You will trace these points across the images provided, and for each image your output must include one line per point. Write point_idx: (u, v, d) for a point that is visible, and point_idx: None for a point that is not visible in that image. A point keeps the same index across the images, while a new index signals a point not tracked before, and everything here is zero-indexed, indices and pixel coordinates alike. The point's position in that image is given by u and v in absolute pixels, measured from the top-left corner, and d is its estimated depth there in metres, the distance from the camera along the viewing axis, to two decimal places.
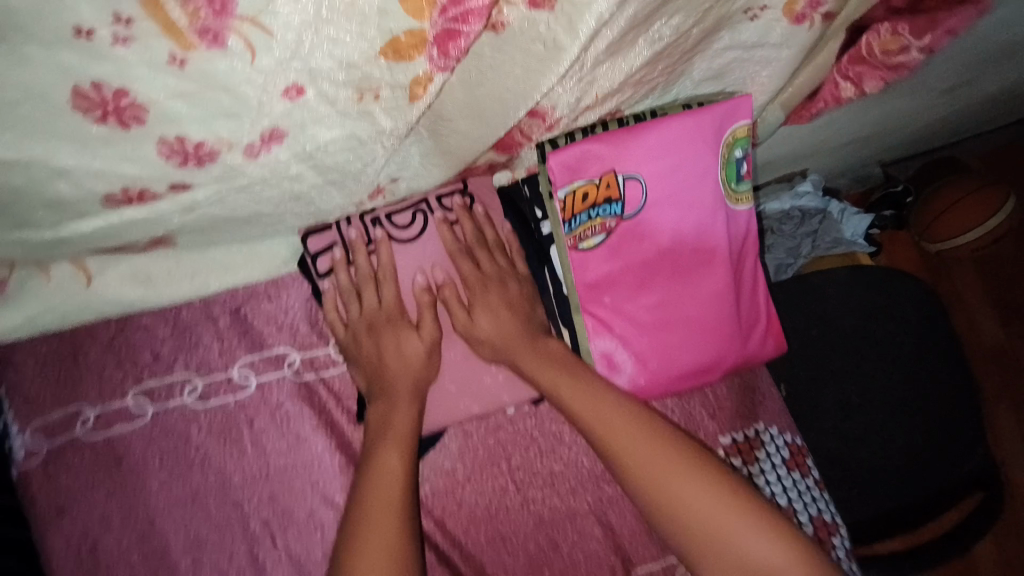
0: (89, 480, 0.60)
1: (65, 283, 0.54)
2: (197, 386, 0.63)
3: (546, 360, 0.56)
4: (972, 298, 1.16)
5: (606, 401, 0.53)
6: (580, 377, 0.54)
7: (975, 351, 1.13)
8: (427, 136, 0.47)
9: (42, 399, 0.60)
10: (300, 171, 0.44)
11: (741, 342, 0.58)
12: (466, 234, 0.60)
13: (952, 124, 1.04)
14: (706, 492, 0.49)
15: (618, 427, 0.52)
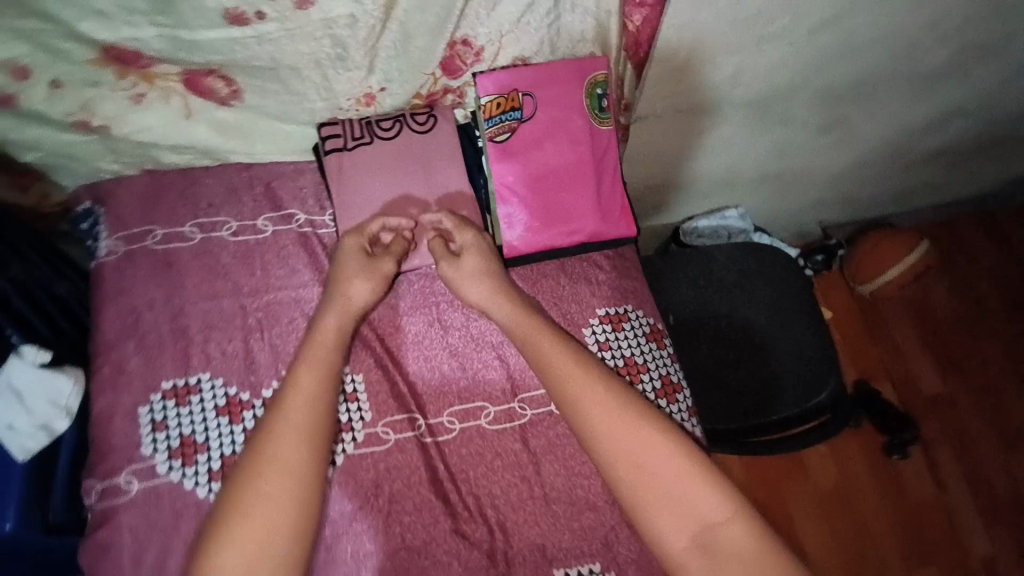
0: (146, 273, 0.87)
1: (177, 109, 0.84)
2: (233, 226, 0.91)
3: (568, 367, 0.78)
4: (900, 329, 1.64)
5: (616, 403, 0.75)
6: (597, 384, 0.76)
7: (894, 363, 1.60)
8: (400, 35, 0.78)
9: (130, 219, 0.89)
10: (322, 35, 0.76)
11: (600, 218, 0.90)
12: (428, 138, 0.89)
13: (863, 182, 1.48)
14: (614, 411, 0.74)
15: (625, 421, 0.73)
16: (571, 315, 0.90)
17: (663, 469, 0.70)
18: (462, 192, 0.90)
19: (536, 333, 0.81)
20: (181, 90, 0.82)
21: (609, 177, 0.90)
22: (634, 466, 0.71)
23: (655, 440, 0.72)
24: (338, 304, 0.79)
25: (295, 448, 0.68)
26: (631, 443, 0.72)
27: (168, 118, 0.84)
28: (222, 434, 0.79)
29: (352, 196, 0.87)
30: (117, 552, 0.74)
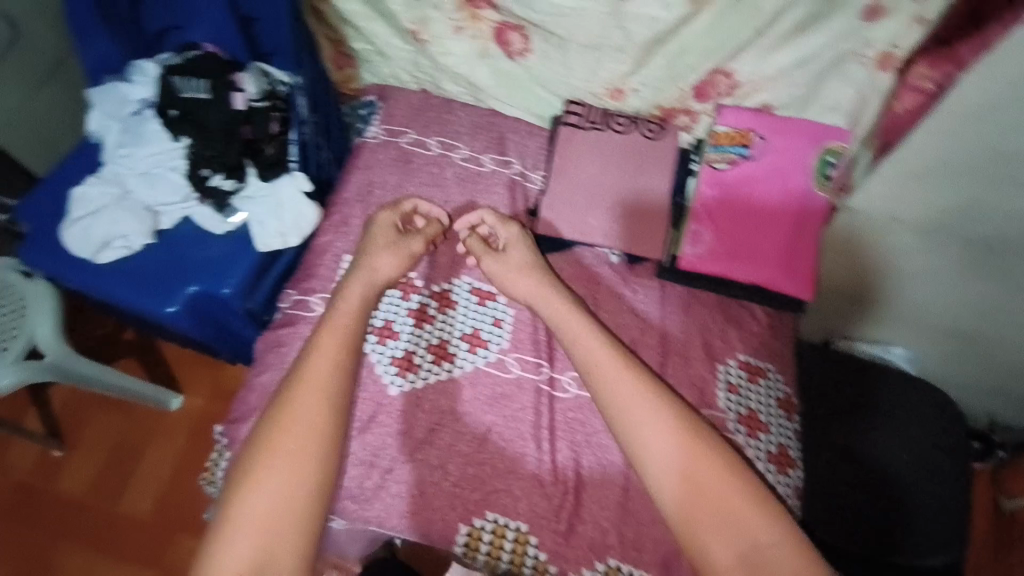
0: (390, 162, 1.07)
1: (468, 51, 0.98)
2: (464, 153, 1.08)
3: (617, 374, 0.79)
4: None
5: (662, 415, 0.76)
6: (643, 392, 0.78)
7: None
8: (671, 48, 0.86)
9: (396, 118, 1.10)
10: (611, 30, 0.87)
11: (783, 272, 0.86)
12: (650, 144, 0.99)
13: None
14: (657, 420, 0.75)
15: (671, 434, 0.74)
16: (712, 347, 0.93)
17: (705, 481, 0.71)
18: (661, 199, 0.97)
19: (586, 334, 0.84)
20: (487, 36, 0.95)
21: (810, 237, 0.87)
22: (675, 476, 0.72)
23: (695, 450, 0.73)
24: (372, 275, 0.88)
25: (313, 407, 0.74)
26: (671, 453, 0.73)
27: (465, 52, 0.98)
28: (394, 304, 0.95)
29: (569, 168, 1.00)
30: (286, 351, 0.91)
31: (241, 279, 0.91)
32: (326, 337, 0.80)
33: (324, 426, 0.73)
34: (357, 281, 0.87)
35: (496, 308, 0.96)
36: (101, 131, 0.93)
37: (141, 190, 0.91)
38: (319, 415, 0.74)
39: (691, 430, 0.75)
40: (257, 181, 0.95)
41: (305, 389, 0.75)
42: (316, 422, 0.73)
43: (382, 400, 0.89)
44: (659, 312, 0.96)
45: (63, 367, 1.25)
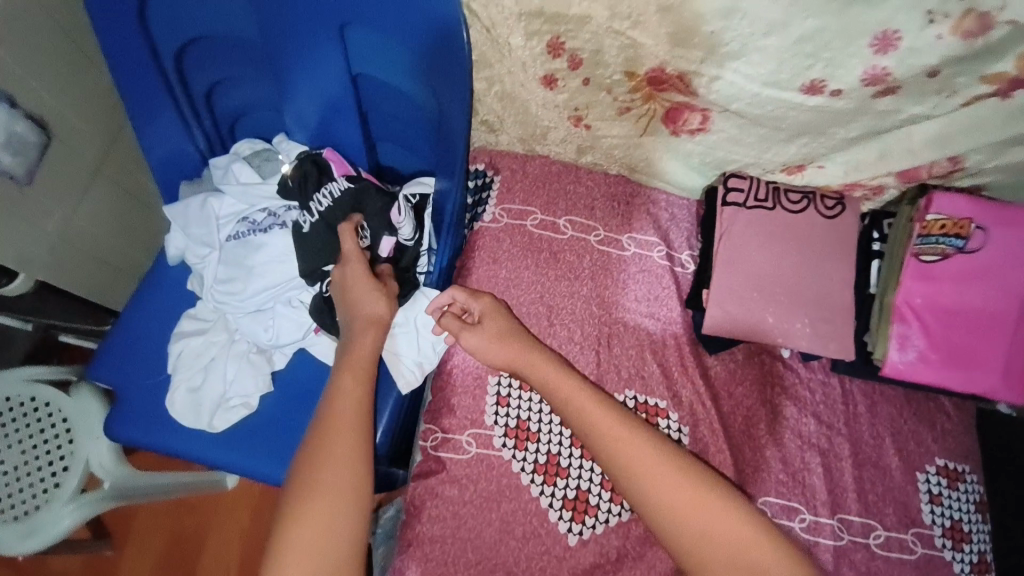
0: (520, 252, 0.92)
1: (627, 125, 0.85)
2: (600, 234, 0.94)
3: (605, 420, 0.69)
4: None
5: (656, 455, 0.67)
6: (635, 435, 0.68)
7: None
8: (899, 137, 0.76)
9: (517, 195, 0.95)
10: (840, 129, 0.76)
11: (1002, 379, 0.79)
12: (827, 223, 0.87)
13: None
14: (654, 462, 0.66)
15: (666, 476, 0.65)
16: (907, 452, 0.85)
17: (700, 513, 0.64)
18: (844, 289, 0.86)
19: (578, 390, 0.72)
20: (658, 117, 0.82)
21: None
22: (671, 514, 0.64)
23: (682, 482, 0.65)
24: (364, 325, 0.70)
25: (333, 463, 0.62)
26: (678, 501, 0.64)
27: (626, 131, 0.86)
28: (554, 433, 0.82)
29: (735, 254, 0.88)
30: (444, 501, 0.80)
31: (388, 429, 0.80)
32: (345, 375, 0.68)
33: (348, 476, 0.61)
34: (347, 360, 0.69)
35: (669, 426, 0.85)
36: (190, 260, 0.75)
37: (250, 330, 0.74)
38: (342, 465, 0.62)
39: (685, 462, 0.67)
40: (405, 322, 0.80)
41: (325, 444, 0.63)
42: (339, 473, 0.61)
43: (561, 554, 0.78)
44: (846, 415, 0.87)
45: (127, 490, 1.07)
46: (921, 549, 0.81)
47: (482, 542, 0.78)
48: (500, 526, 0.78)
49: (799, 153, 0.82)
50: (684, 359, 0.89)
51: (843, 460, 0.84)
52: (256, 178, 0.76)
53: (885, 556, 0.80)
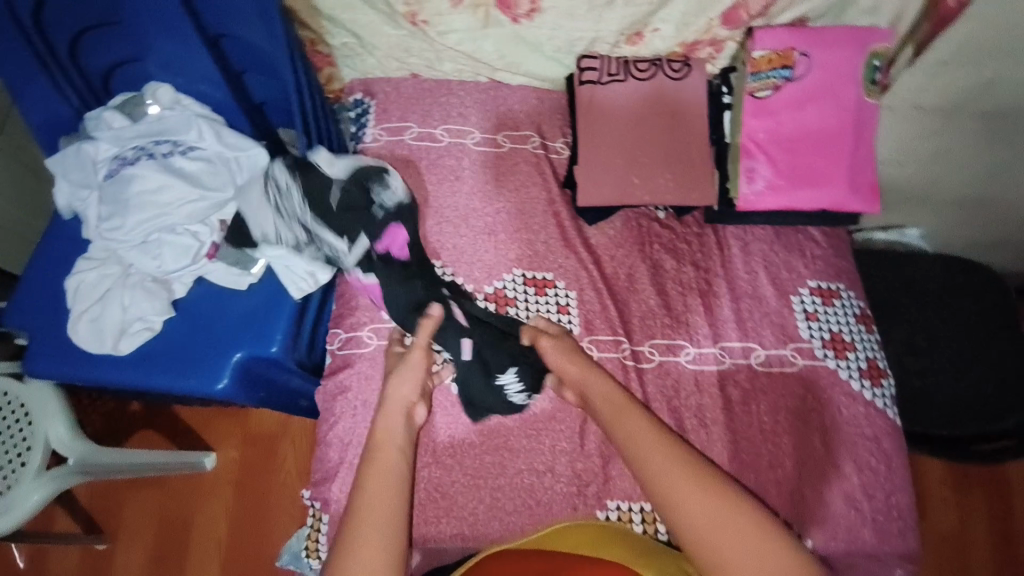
0: (402, 163, 0.99)
1: (472, 20, 0.91)
2: (476, 136, 1.00)
3: (634, 425, 0.68)
4: None
5: (681, 459, 0.63)
6: (661, 437, 0.65)
7: None
8: None
9: (393, 113, 1.01)
10: None
11: (849, 189, 0.85)
12: (676, 84, 0.93)
13: None
14: (675, 467, 0.62)
15: (682, 480, 0.61)
16: (780, 280, 0.93)
17: (693, 500, 0.59)
18: (701, 142, 0.93)
19: (611, 396, 0.72)
20: (491, 5, 0.89)
21: (867, 151, 0.86)
22: (667, 496, 0.60)
23: (715, 501, 0.58)
24: (398, 402, 0.73)
25: (380, 494, 0.62)
26: (699, 509, 0.58)
27: (468, 24, 0.92)
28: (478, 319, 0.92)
29: (595, 129, 0.94)
30: (354, 393, 0.85)
31: (286, 333, 0.82)
32: (383, 430, 0.70)
33: (392, 507, 0.61)
34: (383, 421, 0.70)
35: (557, 292, 0.92)
36: (75, 206, 0.82)
37: (142, 262, 0.80)
38: (390, 497, 0.62)
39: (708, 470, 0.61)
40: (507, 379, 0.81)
41: (371, 476, 0.63)
42: (387, 505, 0.61)
43: (467, 419, 0.85)
44: (722, 258, 0.95)
45: (94, 465, 1.07)
46: (801, 361, 0.88)
47: None
48: None
49: (630, 13, 0.89)
50: (567, 234, 0.95)
51: (720, 297, 0.93)
52: (127, 123, 0.84)
53: (766, 372, 0.88)
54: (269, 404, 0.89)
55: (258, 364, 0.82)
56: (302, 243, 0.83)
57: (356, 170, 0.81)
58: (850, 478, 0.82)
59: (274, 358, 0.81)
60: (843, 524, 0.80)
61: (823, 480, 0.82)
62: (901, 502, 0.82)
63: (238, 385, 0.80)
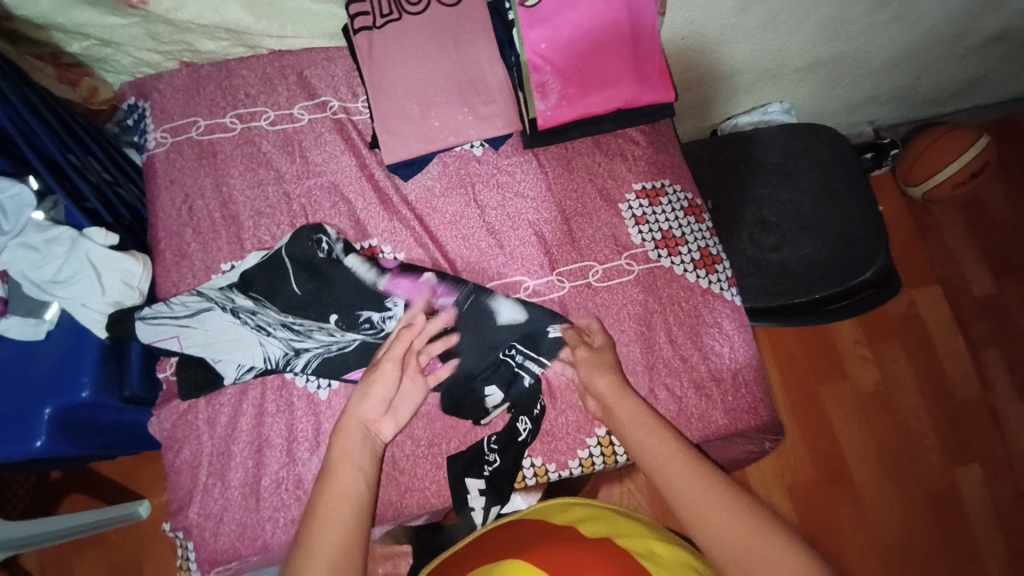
0: (196, 162, 0.91)
1: None
2: (270, 115, 0.93)
3: (680, 457, 0.64)
4: (956, 249, 1.57)
5: (720, 496, 0.60)
6: (702, 474, 0.63)
7: (918, 290, 1.52)
8: None
9: (173, 111, 0.93)
10: None
11: (638, 82, 0.87)
12: (454, 11, 0.87)
13: (900, 91, 1.46)
14: (719, 504, 0.59)
15: (717, 514, 0.58)
16: (607, 191, 0.92)
17: (724, 521, 0.58)
18: (495, 67, 0.88)
19: (652, 431, 0.68)
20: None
21: (647, 40, 0.87)
22: (702, 521, 0.59)
23: (758, 542, 0.56)
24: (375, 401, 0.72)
25: (346, 473, 0.65)
26: (744, 549, 0.55)
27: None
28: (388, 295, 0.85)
29: (382, 77, 0.87)
30: (197, 411, 0.83)
31: (96, 378, 0.83)
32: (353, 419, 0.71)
33: (363, 490, 0.64)
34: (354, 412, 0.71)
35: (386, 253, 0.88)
36: None
37: None
38: (351, 485, 0.64)
39: (740, 504, 0.59)
40: (479, 484, 0.82)
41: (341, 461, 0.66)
42: (357, 486, 0.64)
43: (317, 410, 0.82)
44: (548, 182, 0.92)
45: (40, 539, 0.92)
46: (638, 266, 0.88)
47: (240, 432, 0.82)
48: (254, 415, 0.82)
49: None
50: (386, 197, 0.91)
51: (551, 221, 0.90)
52: None
53: (605, 287, 0.88)
54: (112, 444, 0.90)
55: (78, 413, 0.83)
56: (232, 311, 0.83)
57: (292, 235, 0.83)
58: (697, 367, 0.86)
59: (88, 402, 0.82)
60: (697, 413, 0.84)
61: (672, 376, 0.85)
62: (748, 376, 0.87)
63: (58, 438, 0.81)
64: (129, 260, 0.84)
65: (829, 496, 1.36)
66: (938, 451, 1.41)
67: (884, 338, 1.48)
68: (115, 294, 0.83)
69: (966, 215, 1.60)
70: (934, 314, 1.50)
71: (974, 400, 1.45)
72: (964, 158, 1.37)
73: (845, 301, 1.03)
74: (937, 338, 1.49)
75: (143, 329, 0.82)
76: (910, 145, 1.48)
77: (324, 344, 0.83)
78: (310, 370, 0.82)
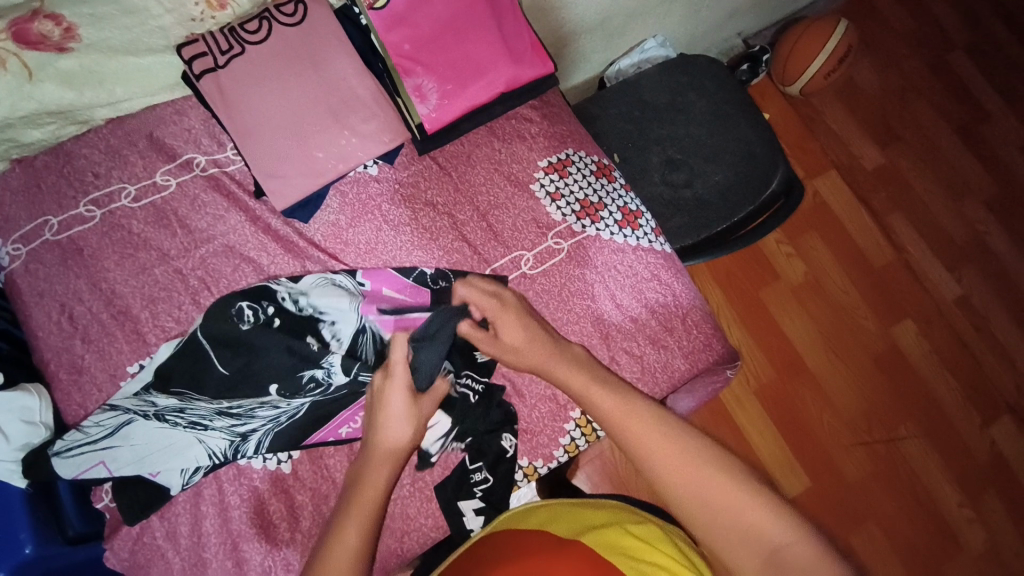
0: (60, 265, 0.80)
1: (11, 74, 0.74)
2: (131, 191, 0.82)
3: (602, 382, 0.72)
4: (843, 134, 1.68)
5: (641, 415, 0.67)
6: (624, 396, 0.70)
7: (822, 181, 1.62)
8: None
9: (16, 216, 0.81)
10: None
11: (513, 61, 0.85)
12: (300, 30, 0.80)
13: (757, 0, 1.52)
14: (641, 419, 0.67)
15: (639, 425, 0.66)
16: (515, 175, 0.90)
17: (647, 431, 0.65)
18: (362, 78, 0.82)
19: (575, 370, 0.74)
20: (14, 48, 0.72)
21: (509, 17, 0.85)
22: (630, 436, 0.66)
23: (675, 442, 0.64)
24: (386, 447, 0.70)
25: (359, 522, 0.64)
26: (664, 450, 0.63)
27: (12, 85, 0.75)
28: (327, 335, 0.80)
29: (243, 119, 0.79)
30: (153, 530, 0.76)
31: (34, 529, 0.74)
32: (376, 466, 0.69)
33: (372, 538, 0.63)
34: (376, 459, 0.69)
35: (304, 301, 0.80)
36: None
37: None
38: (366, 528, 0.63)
39: (659, 416, 0.67)
40: (473, 504, 0.81)
41: (357, 512, 0.64)
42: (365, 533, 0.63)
43: (285, 485, 0.77)
44: (454, 183, 0.88)
45: None
46: (567, 242, 0.88)
47: (208, 536, 0.75)
48: (217, 513, 0.76)
49: None
50: (291, 244, 0.84)
51: (469, 221, 0.87)
52: None
53: (541, 272, 0.86)
54: None
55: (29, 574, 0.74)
56: (160, 416, 0.75)
57: (211, 310, 0.77)
58: (648, 322, 0.87)
59: (35, 556, 0.74)
60: (660, 365, 0.86)
61: (628, 339, 0.86)
62: (696, 316, 0.90)
63: None
64: (24, 394, 0.75)
65: (791, 388, 1.46)
66: (874, 319, 1.54)
67: (804, 234, 1.57)
68: (21, 437, 0.74)
69: (842, 100, 1.70)
70: (839, 198, 1.61)
71: (889, 262, 1.58)
72: (829, 48, 1.45)
73: (763, 214, 1.08)
74: (848, 219, 1.59)
75: (62, 466, 0.73)
76: (779, 48, 1.54)
77: (271, 419, 0.77)
78: (265, 449, 0.77)
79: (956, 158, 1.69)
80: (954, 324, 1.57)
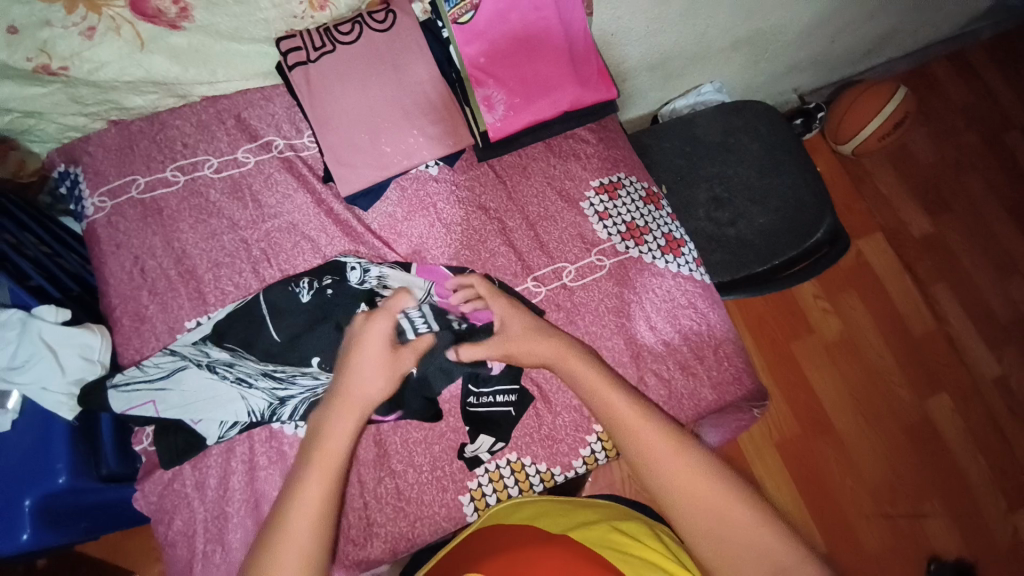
0: (140, 222, 0.87)
1: (125, 41, 0.81)
2: (214, 163, 0.90)
3: (623, 394, 0.72)
4: (892, 197, 1.67)
5: (666, 438, 0.68)
6: (646, 412, 0.71)
7: (865, 238, 1.61)
8: None
9: (108, 173, 0.88)
10: None
11: (579, 84, 0.90)
12: (387, 35, 0.87)
13: (817, 58, 1.54)
14: (660, 437, 0.68)
15: (660, 443, 0.68)
16: (567, 191, 0.93)
17: (666, 449, 0.67)
18: (438, 85, 0.88)
19: (596, 377, 0.74)
20: (129, 17, 0.79)
21: (580, 44, 0.91)
22: (644, 450, 0.68)
23: (696, 467, 0.66)
24: (357, 396, 0.68)
25: (322, 483, 0.62)
26: (684, 473, 0.66)
27: (124, 50, 0.82)
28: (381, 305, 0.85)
29: (324, 109, 0.86)
30: (183, 478, 0.79)
31: (71, 461, 0.79)
32: (340, 416, 0.67)
33: (331, 500, 0.62)
34: (340, 409, 0.68)
35: (372, 274, 0.85)
36: None
37: None
38: (327, 488, 0.62)
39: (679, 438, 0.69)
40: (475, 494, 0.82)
41: (319, 473, 0.63)
42: (326, 494, 0.62)
43: None
44: (507, 191, 0.92)
45: None
46: (609, 260, 0.90)
47: (233, 492, 0.78)
48: (245, 471, 0.79)
49: None
50: (349, 228, 0.89)
51: (517, 229, 0.91)
52: None
53: (581, 285, 0.89)
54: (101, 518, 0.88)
55: (58, 500, 0.79)
56: (211, 368, 0.80)
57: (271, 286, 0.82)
58: (679, 348, 0.88)
59: (67, 487, 0.79)
60: (687, 392, 0.86)
61: (657, 362, 0.87)
62: (728, 348, 0.90)
63: (43, 527, 0.78)
64: (86, 333, 0.81)
65: (812, 446, 1.42)
66: (906, 387, 1.49)
67: (841, 289, 1.56)
68: (76, 372, 0.80)
69: (893, 163, 1.71)
70: (881, 258, 1.59)
71: (924, 331, 1.55)
72: (885, 111, 1.46)
73: (801, 261, 1.09)
74: (890, 281, 1.57)
75: (114, 399, 0.78)
76: (835, 106, 1.56)
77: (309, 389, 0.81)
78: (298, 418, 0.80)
79: (1008, 236, 1.66)
80: (992, 407, 1.51)
